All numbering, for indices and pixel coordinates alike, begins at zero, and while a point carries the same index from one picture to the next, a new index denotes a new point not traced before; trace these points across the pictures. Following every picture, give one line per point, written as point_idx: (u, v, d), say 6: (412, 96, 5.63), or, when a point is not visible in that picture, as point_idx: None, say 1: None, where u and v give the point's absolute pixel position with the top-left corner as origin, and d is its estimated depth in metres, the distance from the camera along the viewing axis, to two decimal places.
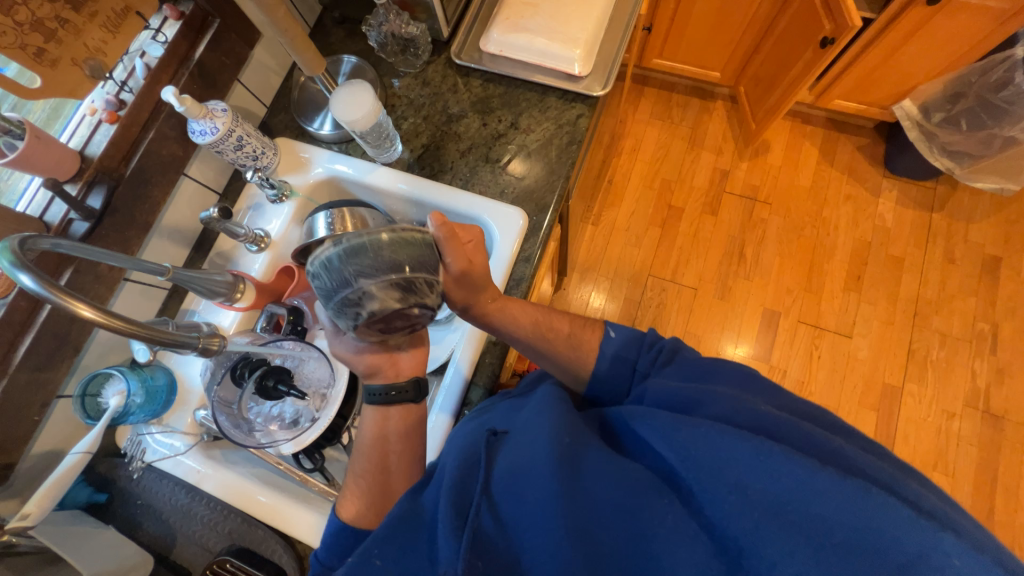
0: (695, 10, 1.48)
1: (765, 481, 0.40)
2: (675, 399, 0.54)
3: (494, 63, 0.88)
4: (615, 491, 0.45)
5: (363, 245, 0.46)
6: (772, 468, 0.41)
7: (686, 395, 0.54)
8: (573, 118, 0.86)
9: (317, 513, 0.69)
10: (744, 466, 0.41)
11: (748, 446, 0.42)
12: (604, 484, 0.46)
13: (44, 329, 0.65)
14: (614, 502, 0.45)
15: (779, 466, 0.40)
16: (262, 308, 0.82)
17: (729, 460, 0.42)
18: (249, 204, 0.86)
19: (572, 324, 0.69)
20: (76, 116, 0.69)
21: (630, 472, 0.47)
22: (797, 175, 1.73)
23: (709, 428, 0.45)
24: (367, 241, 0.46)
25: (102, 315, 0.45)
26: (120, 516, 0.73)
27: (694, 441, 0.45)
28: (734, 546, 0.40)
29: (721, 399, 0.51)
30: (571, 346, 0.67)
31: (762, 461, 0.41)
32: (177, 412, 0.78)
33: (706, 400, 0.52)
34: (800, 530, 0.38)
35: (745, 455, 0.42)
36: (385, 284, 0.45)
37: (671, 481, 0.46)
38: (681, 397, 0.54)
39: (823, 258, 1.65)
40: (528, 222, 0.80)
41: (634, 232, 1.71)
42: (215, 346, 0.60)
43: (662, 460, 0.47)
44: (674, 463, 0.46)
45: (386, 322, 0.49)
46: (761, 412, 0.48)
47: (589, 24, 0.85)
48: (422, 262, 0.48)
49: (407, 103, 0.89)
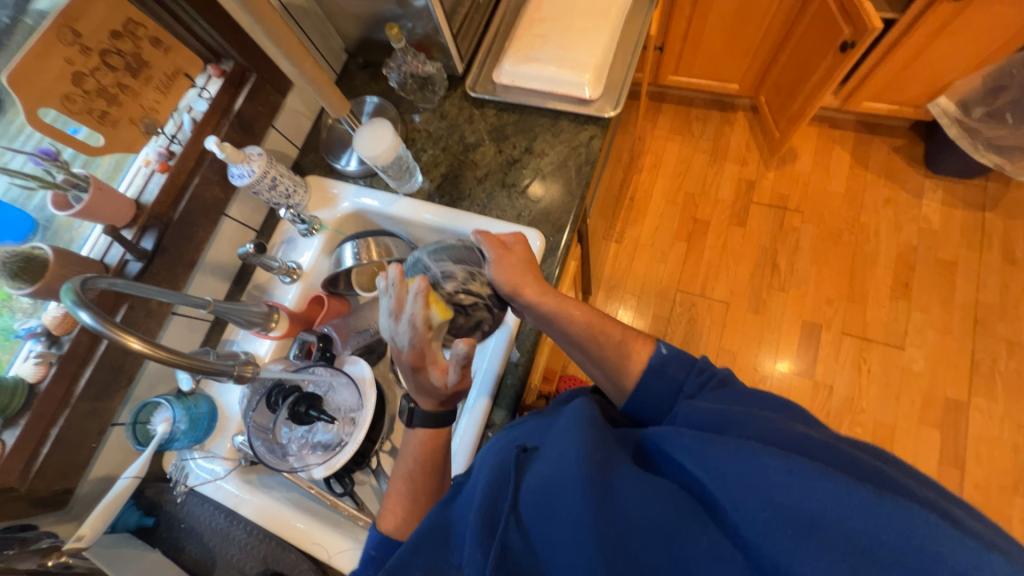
0: (708, 26, 1.49)
1: (798, 497, 0.38)
2: (710, 421, 0.52)
3: (508, 93, 0.92)
4: (648, 509, 0.44)
5: (444, 246, 0.65)
6: (806, 484, 0.38)
7: (725, 415, 0.52)
8: (586, 139, 0.88)
9: (347, 540, 0.71)
10: (774, 480, 0.40)
11: (779, 462, 0.40)
12: (634, 504, 0.45)
13: (102, 361, 0.71)
14: (647, 523, 0.44)
15: (812, 482, 0.38)
16: (295, 336, 0.86)
17: (758, 479, 0.40)
18: (283, 238, 0.92)
19: (627, 333, 0.68)
20: (134, 168, 0.76)
21: (662, 493, 0.45)
22: (829, 181, 1.67)
23: (739, 445, 0.44)
24: (445, 245, 0.65)
25: (150, 346, 0.49)
26: (166, 540, 0.76)
27: (724, 460, 0.43)
28: (767, 562, 0.38)
29: (756, 420, 0.49)
30: (622, 354, 0.66)
31: (790, 475, 0.39)
32: (219, 438, 0.82)
33: (743, 419, 0.50)
34: (837, 547, 0.36)
35: (775, 470, 0.40)
36: (448, 280, 0.62)
37: (705, 504, 0.44)
38: (716, 418, 0.52)
39: (865, 266, 1.57)
40: (545, 243, 0.81)
41: (659, 247, 1.69)
42: (249, 374, 0.64)
43: (693, 478, 0.46)
44: (706, 483, 0.44)
45: (453, 323, 0.64)
46: (793, 431, 0.46)
47: (597, 49, 0.87)
48: (468, 261, 0.65)
49: (426, 136, 0.94)
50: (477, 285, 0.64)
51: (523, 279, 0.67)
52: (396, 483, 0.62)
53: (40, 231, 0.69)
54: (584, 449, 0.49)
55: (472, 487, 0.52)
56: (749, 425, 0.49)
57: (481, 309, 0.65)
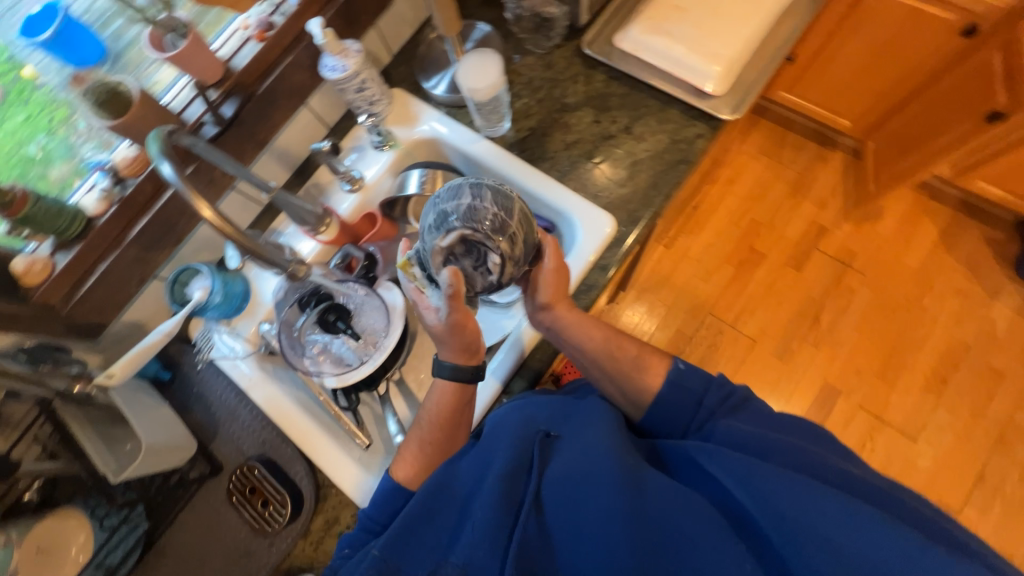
0: (839, 59, 1.33)
1: (858, 544, 0.40)
2: (746, 444, 0.53)
3: (624, 61, 0.85)
4: (683, 519, 0.47)
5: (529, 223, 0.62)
6: (869, 535, 0.41)
7: (764, 441, 0.52)
8: (691, 136, 0.81)
9: (341, 453, 0.74)
10: (834, 522, 0.42)
11: (839, 502, 0.43)
12: (665, 512, 0.47)
13: (159, 214, 0.71)
14: (681, 534, 0.46)
15: (875, 531, 0.41)
16: (340, 246, 0.85)
17: (810, 511, 0.43)
18: (353, 145, 0.89)
19: (641, 348, 0.66)
20: (230, 29, 0.76)
21: (692, 508, 0.47)
22: (906, 254, 1.57)
23: (792, 476, 0.45)
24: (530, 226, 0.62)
25: (219, 218, 0.53)
26: (177, 397, 0.80)
27: (775, 489, 0.45)
28: None
29: (797, 451, 0.51)
30: (637, 368, 0.64)
31: (845, 518, 0.42)
32: (246, 319, 0.83)
33: (782, 448, 0.51)
34: None
35: (834, 511, 0.42)
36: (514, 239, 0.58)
37: (739, 525, 0.46)
38: (752, 444, 0.53)
39: (908, 349, 1.50)
40: (615, 232, 0.77)
41: (705, 265, 1.62)
42: (301, 273, 0.69)
43: (729, 498, 0.48)
44: (749, 507, 0.46)
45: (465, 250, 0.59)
46: (837, 466, 0.49)
47: (737, 44, 0.80)
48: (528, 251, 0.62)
49: (525, 82, 0.89)
50: (492, 255, 0.58)
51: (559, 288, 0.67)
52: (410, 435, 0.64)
53: (110, 61, 0.70)
54: (614, 452, 0.52)
55: (490, 457, 0.55)
56: (786, 455, 0.51)
57: (479, 274, 0.60)
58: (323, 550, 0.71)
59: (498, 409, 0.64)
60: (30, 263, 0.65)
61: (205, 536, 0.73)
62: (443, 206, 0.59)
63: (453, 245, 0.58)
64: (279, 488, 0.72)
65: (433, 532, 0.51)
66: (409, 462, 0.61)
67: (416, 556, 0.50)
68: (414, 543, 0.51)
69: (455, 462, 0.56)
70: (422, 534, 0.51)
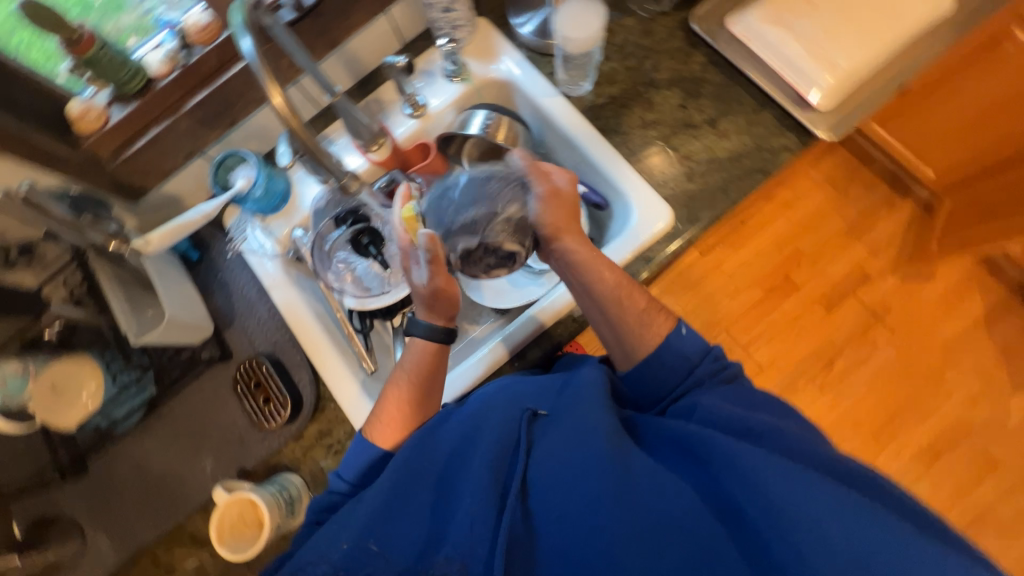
0: (948, 102, 1.16)
1: (847, 532, 0.41)
2: (736, 424, 0.52)
3: (730, 46, 0.79)
4: (670, 506, 0.47)
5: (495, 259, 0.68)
6: (859, 525, 0.41)
7: (746, 420, 0.52)
8: (776, 147, 0.76)
9: (347, 370, 0.75)
10: (827, 512, 0.42)
11: (828, 492, 0.43)
12: (652, 496, 0.47)
13: (218, 91, 0.69)
14: (668, 519, 0.46)
15: (861, 517, 0.41)
16: (387, 170, 0.82)
17: (796, 497, 0.43)
18: (424, 68, 0.84)
19: (648, 304, 0.64)
20: None
21: (675, 492, 0.48)
22: (942, 324, 1.42)
23: (780, 464, 0.46)
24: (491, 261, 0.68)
25: (287, 108, 0.51)
26: (201, 279, 0.81)
27: (765, 476, 0.45)
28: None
29: (782, 435, 0.51)
30: (639, 323, 0.63)
31: (829, 503, 0.42)
32: (279, 221, 0.81)
33: (764, 430, 0.51)
34: None
35: (822, 497, 0.43)
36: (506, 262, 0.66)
37: (721, 510, 0.46)
38: (743, 424, 0.52)
39: (911, 417, 1.40)
40: (669, 228, 0.74)
41: (736, 283, 1.41)
42: (353, 188, 0.69)
43: (716, 486, 0.47)
44: (736, 495, 0.46)
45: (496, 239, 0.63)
46: (820, 451, 0.49)
47: (859, 56, 0.73)
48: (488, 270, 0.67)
49: (618, 45, 0.83)
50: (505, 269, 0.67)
51: (564, 212, 0.65)
52: (392, 386, 0.63)
53: None
54: (605, 435, 0.52)
55: (475, 440, 0.55)
56: (771, 439, 0.51)
57: (487, 267, 0.65)
58: (311, 457, 0.74)
59: (483, 388, 0.63)
60: (85, 109, 0.63)
61: (204, 415, 0.76)
62: (496, 189, 0.63)
63: (490, 225, 0.62)
64: (281, 389, 0.74)
65: (412, 509, 0.51)
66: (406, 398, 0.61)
67: (394, 535, 0.49)
68: (391, 524, 0.50)
69: (435, 440, 0.56)
70: (401, 512, 0.51)
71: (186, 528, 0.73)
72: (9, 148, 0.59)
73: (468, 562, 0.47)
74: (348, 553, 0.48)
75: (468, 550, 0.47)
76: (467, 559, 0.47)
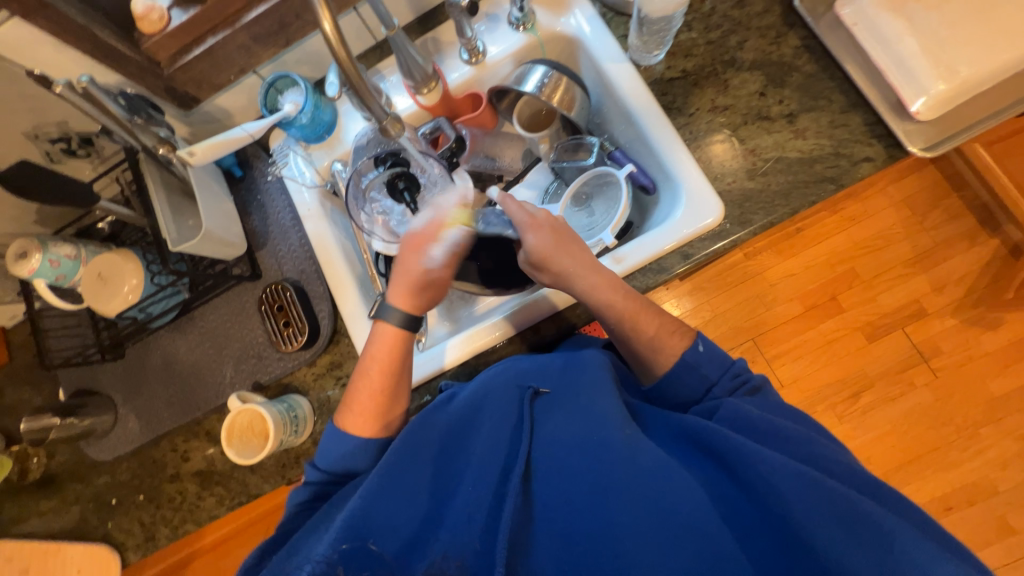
0: None
1: (871, 541, 0.42)
2: (768, 430, 0.51)
3: (832, 33, 0.70)
4: (677, 503, 0.47)
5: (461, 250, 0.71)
6: (870, 531, 0.42)
7: (782, 427, 0.51)
8: (858, 156, 0.67)
9: (361, 310, 0.76)
10: (838, 518, 0.42)
11: (843, 491, 0.44)
12: (664, 490, 0.47)
13: (277, 8, 0.67)
14: (676, 517, 0.46)
15: (882, 526, 0.42)
16: (433, 117, 0.81)
17: (814, 499, 0.43)
18: (489, 11, 0.80)
19: (663, 325, 0.62)
20: None
21: (681, 489, 0.48)
22: (996, 376, 1.28)
23: (801, 469, 0.45)
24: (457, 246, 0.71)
25: (335, 33, 0.48)
26: (242, 196, 0.83)
27: (782, 479, 0.45)
28: None
29: (811, 443, 0.50)
30: (652, 348, 0.61)
31: (845, 512, 0.43)
32: (322, 151, 0.82)
33: (794, 435, 0.51)
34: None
35: (840, 501, 0.43)
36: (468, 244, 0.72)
37: (726, 509, 0.47)
38: (769, 427, 0.52)
39: (933, 465, 1.27)
40: (716, 225, 0.69)
41: (775, 293, 1.33)
42: (393, 132, 0.64)
43: (727, 491, 0.48)
44: (749, 501, 0.47)
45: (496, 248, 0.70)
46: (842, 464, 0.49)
47: (984, 65, 0.64)
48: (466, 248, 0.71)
49: (704, 14, 0.75)
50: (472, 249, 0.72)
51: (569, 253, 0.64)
52: (359, 382, 0.63)
53: None
54: (614, 423, 0.53)
55: (480, 420, 0.56)
56: (796, 443, 0.50)
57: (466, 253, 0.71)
58: (320, 385, 0.77)
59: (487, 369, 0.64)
60: (148, 8, 0.63)
61: (230, 326, 0.80)
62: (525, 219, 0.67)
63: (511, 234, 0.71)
64: (301, 316, 0.77)
65: (409, 492, 0.51)
66: (374, 382, 0.62)
67: (385, 525, 0.49)
68: (385, 513, 0.49)
69: (434, 417, 0.57)
70: (396, 498, 0.50)
71: (204, 424, 0.80)
72: (75, 39, 0.60)
73: (467, 561, 0.47)
74: (344, 552, 0.46)
75: (467, 543, 0.48)
76: (466, 551, 0.48)
